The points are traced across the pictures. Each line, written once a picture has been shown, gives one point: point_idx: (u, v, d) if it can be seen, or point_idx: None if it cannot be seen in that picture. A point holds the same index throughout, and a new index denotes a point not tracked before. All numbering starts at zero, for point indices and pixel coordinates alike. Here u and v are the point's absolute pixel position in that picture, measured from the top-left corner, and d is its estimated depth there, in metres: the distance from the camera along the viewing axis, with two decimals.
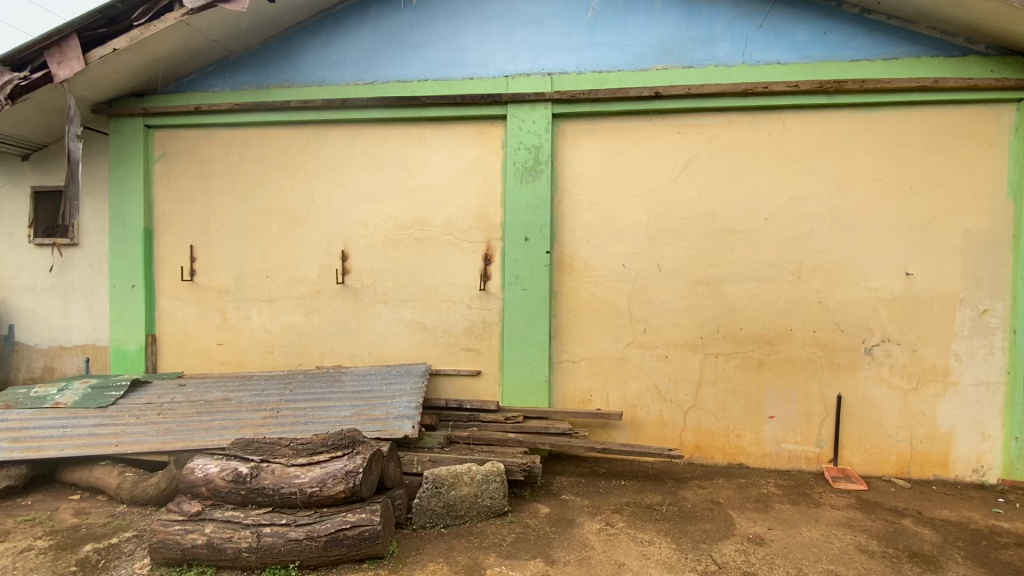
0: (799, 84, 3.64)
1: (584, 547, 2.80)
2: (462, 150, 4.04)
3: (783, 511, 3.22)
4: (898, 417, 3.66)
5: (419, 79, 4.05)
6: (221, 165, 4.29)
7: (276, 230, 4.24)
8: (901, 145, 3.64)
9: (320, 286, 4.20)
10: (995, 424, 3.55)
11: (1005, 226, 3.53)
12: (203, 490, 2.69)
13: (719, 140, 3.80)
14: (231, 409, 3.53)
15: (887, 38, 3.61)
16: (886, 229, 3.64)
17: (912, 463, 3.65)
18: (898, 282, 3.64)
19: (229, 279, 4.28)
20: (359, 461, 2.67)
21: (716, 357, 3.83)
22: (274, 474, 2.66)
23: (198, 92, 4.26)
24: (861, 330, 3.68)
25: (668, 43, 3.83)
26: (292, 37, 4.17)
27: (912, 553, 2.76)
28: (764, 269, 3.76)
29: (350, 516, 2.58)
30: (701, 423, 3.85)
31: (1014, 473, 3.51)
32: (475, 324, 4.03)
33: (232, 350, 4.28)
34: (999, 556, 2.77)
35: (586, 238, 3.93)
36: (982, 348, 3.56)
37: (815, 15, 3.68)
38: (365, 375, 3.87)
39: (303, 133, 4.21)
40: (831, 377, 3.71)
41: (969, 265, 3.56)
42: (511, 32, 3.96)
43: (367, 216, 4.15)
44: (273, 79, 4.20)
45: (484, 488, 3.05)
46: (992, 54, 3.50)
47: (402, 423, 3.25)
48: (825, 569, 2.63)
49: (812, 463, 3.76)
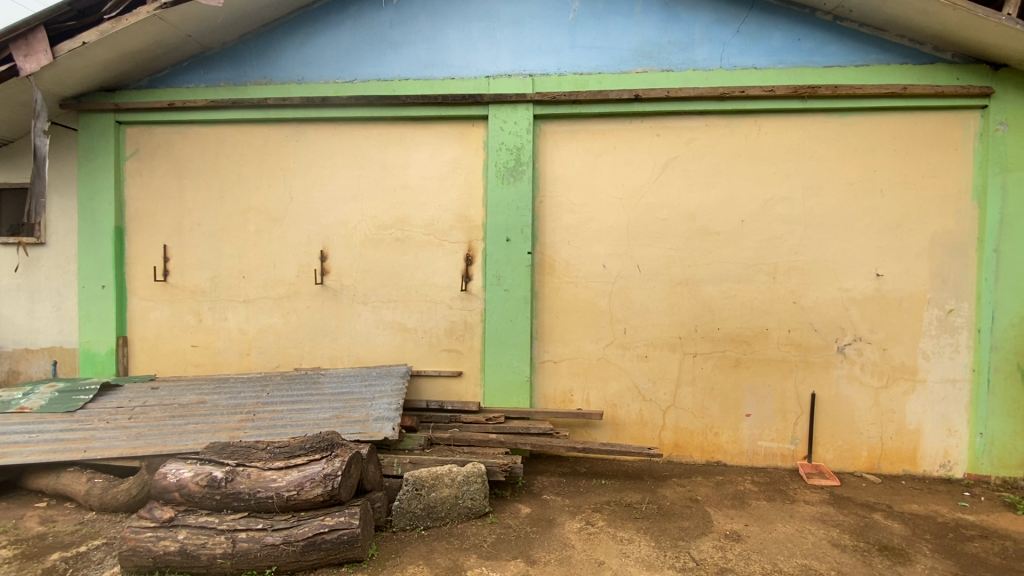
0: (775, 89, 3.72)
1: (565, 546, 2.81)
2: (443, 150, 4.03)
3: (759, 507, 3.28)
4: (869, 415, 3.76)
5: (399, 79, 4.02)
6: (196, 163, 4.20)
7: (253, 230, 4.17)
8: (872, 149, 3.74)
9: (299, 286, 4.14)
10: (961, 420, 3.67)
11: (970, 229, 3.65)
12: (175, 495, 2.62)
13: (697, 142, 3.86)
14: (205, 413, 3.45)
15: (858, 45, 3.71)
16: (857, 231, 3.74)
17: (883, 459, 3.75)
18: (869, 284, 3.74)
19: (204, 279, 4.20)
20: (338, 463, 2.64)
21: (694, 357, 3.88)
22: (250, 478, 2.61)
23: (172, 88, 4.17)
24: (834, 329, 3.77)
25: (648, 46, 3.87)
26: (269, 34, 4.11)
27: (882, 547, 2.84)
28: (741, 270, 3.83)
29: (328, 520, 2.55)
30: (680, 422, 3.90)
31: (978, 467, 3.63)
32: (457, 325, 4.02)
33: (207, 352, 4.20)
34: (965, 548, 2.86)
35: (567, 239, 3.95)
36: (948, 347, 3.68)
37: (790, 21, 3.76)
38: (345, 376, 3.83)
39: (281, 131, 4.14)
40: (806, 376, 3.80)
41: (936, 266, 3.68)
42: (492, 32, 3.96)
43: (346, 215, 4.10)
44: (250, 76, 4.13)
45: (465, 489, 3.04)
46: (958, 62, 3.62)
47: (382, 425, 3.23)
48: (799, 563, 2.69)
49: (787, 460, 3.84)
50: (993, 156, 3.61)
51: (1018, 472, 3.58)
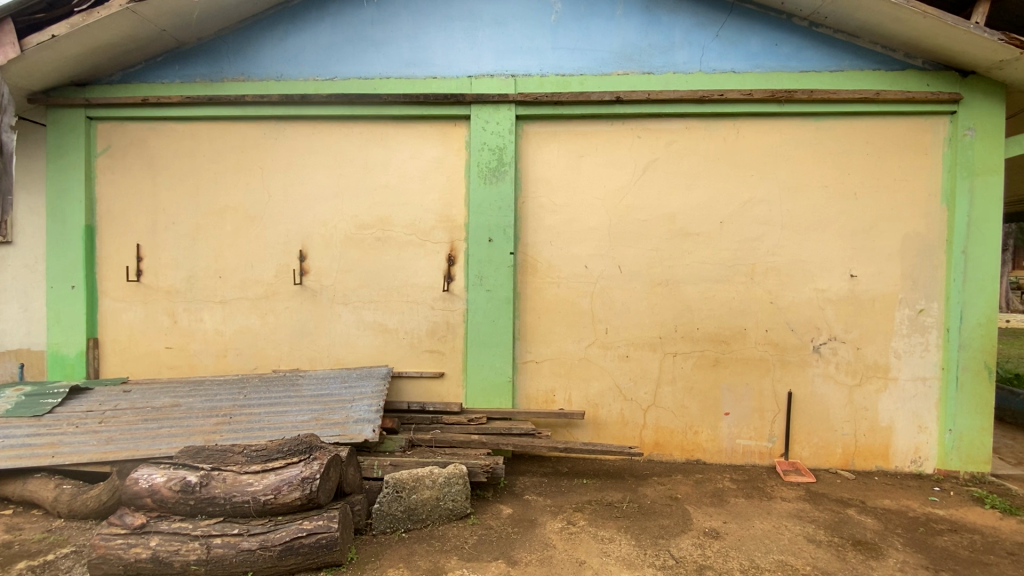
0: (752, 93, 3.78)
1: (546, 546, 2.82)
2: (425, 150, 4.00)
3: (737, 504, 3.33)
4: (844, 412, 3.84)
5: (381, 77, 3.97)
6: (170, 161, 4.11)
7: (230, 230, 4.09)
8: (847, 153, 3.82)
9: (277, 287, 4.07)
10: (931, 417, 3.77)
11: (939, 231, 3.76)
12: (148, 501, 2.56)
13: (677, 145, 3.90)
14: (180, 416, 3.37)
15: (833, 51, 3.79)
16: (832, 233, 3.82)
17: (857, 456, 3.84)
18: (843, 284, 3.82)
19: (179, 279, 4.10)
20: (316, 466, 2.60)
21: (674, 356, 3.92)
22: (225, 482, 2.56)
23: (146, 84, 4.07)
24: (810, 329, 3.85)
25: (629, 48, 3.90)
26: (247, 30, 4.04)
27: (856, 541, 2.91)
28: (720, 270, 3.89)
29: (306, 524, 2.51)
30: (661, 421, 3.94)
31: (948, 462, 3.74)
32: (439, 326, 4.00)
33: (182, 354, 4.10)
34: (935, 541, 2.94)
35: (550, 239, 3.96)
36: (919, 346, 3.78)
37: (767, 26, 3.82)
38: (324, 378, 3.78)
39: (259, 129, 4.07)
40: (783, 374, 3.86)
41: (907, 267, 3.78)
42: (474, 32, 3.95)
43: (326, 215, 4.05)
44: (227, 73, 4.05)
45: (446, 491, 3.02)
46: (928, 68, 3.72)
47: (362, 427, 3.19)
48: (775, 559, 2.73)
49: (765, 458, 3.90)
50: (961, 161, 3.71)
51: (985, 467, 3.70)
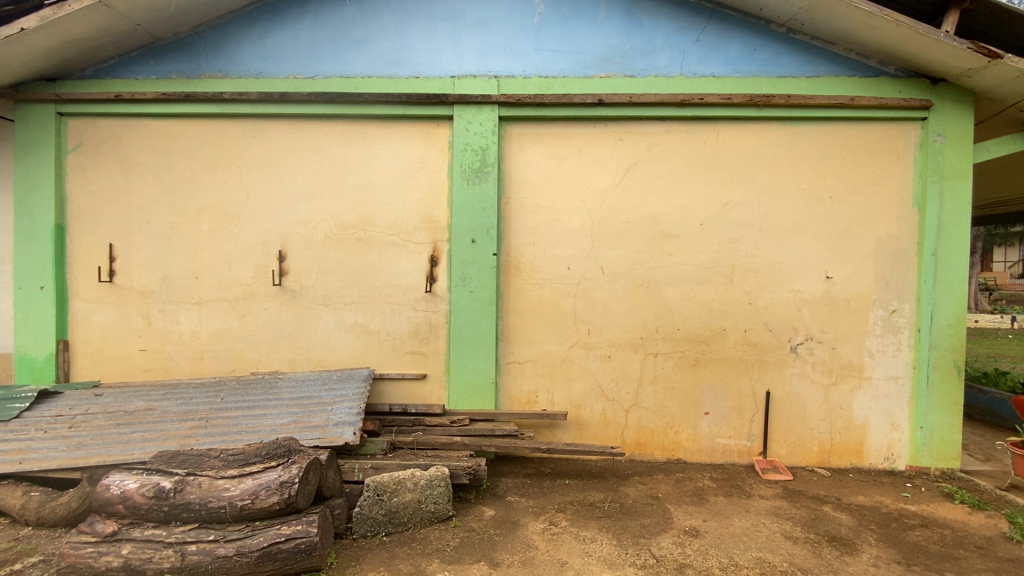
0: (732, 97, 3.84)
1: (527, 547, 2.82)
2: (407, 150, 3.98)
3: (716, 502, 3.37)
4: (820, 411, 3.92)
5: (362, 76, 3.93)
6: (145, 159, 4.01)
7: (206, 230, 4.01)
8: (823, 157, 3.90)
9: (256, 287, 4.01)
10: (903, 415, 3.87)
11: (911, 234, 3.86)
12: (119, 508, 2.50)
13: (658, 148, 3.94)
14: (154, 420, 3.29)
15: (810, 57, 3.87)
16: (809, 235, 3.90)
17: (832, 454, 3.92)
18: (819, 285, 3.90)
19: (154, 280, 4.01)
20: (295, 470, 2.56)
21: (656, 357, 3.96)
22: (201, 488, 2.51)
23: (120, 79, 3.97)
24: (787, 329, 3.92)
25: (612, 51, 3.93)
26: (225, 26, 3.96)
27: (831, 538, 2.97)
28: (700, 272, 3.94)
29: (284, 529, 2.47)
30: (642, 421, 3.97)
31: (919, 459, 3.84)
32: (421, 327, 3.98)
33: (156, 357, 4.01)
34: (907, 536, 3.02)
35: (533, 240, 3.97)
36: (891, 346, 3.88)
37: (746, 32, 3.89)
38: (304, 381, 3.72)
39: (237, 127, 4.00)
40: (761, 374, 3.93)
41: (880, 269, 3.88)
42: (457, 33, 3.94)
43: (306, 215, 4.00)
44: (204, 69, 3.97)
45: (428, 494, 3.00)
46: (900, 76, 3.83)
47: (343, 430, 3.15)
48: (754, 556, 2.77)
49: (743, 457, 3.96)
50: (932, 165, 3.82)
51: (954, 463, 3.81)
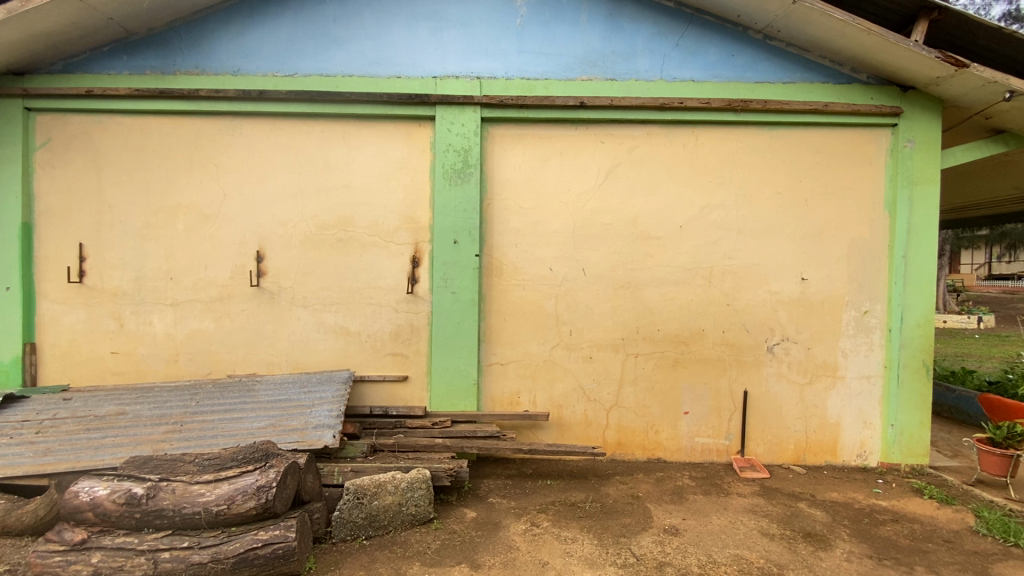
0: (710, 101, 3.90)
1: (509, 549, 2.82)
2: (389, 150, 3.95)
3: (695, 501, 3.42)
4: (796, 409, 4.00)
5: (343, 74, 3.89)
6: (118, 156, 3.91)
7: (181, 229, 3.92)
8: (798, 161, 3.99)
9: (233, 288, 3.93)
10: (875, 413, 3.98)
11: (882, 237, 3.98)
12: (89, 515, 2.43)
13: (639, 151, 3.98)
14: (126, 425, 3.21)
15: (785, 63, 3.95)
16: (785, 237, 3.99)
17: (807, 451, 4.01)
18: (795, 286, 3.99)
19: (126, 281, 3.91)
20: (272, 474, 2.52)
21: (636, 357, 4.00)
22: (174, 493, 2.45)
23: (91, 75, 3.86)
24: (764, 330, 4.00)
25: (593, 55, 3.96)
26: (202, 22, 3.89)
27: (806, 534, 3.03)
28: (680, 273, 3.99)
29: (261, 534, 2.43)
30: (623, 421, 4.00)
31: (890, 456, 3.95)
32: (402, 329, 3.95)
33: (129, 360, 3.91)
34: (879, 531, 3.10)
35: (515, 242, 3.97)
36: (864, 345, 3.98)
37: (724, 37, 3.95)
38: (283, 383, 3.67)
39: (214, 124, 3.92)
40: (739, 374, 4.00)
41: (853, 271, 3.98)
42: (439, 33, 3.93)
43: (284, 215, 3.94)
44: (180, 65, 3.89)
45: (409, 496, 2.98)
46: (872, 83, 3.94)
47: (322, 433, 3.11)
48: (732, 553, 2.82)
49: (722, 455, 4.02)
50: (902, 170, 3.94)
51: (923, 459, 3.93)
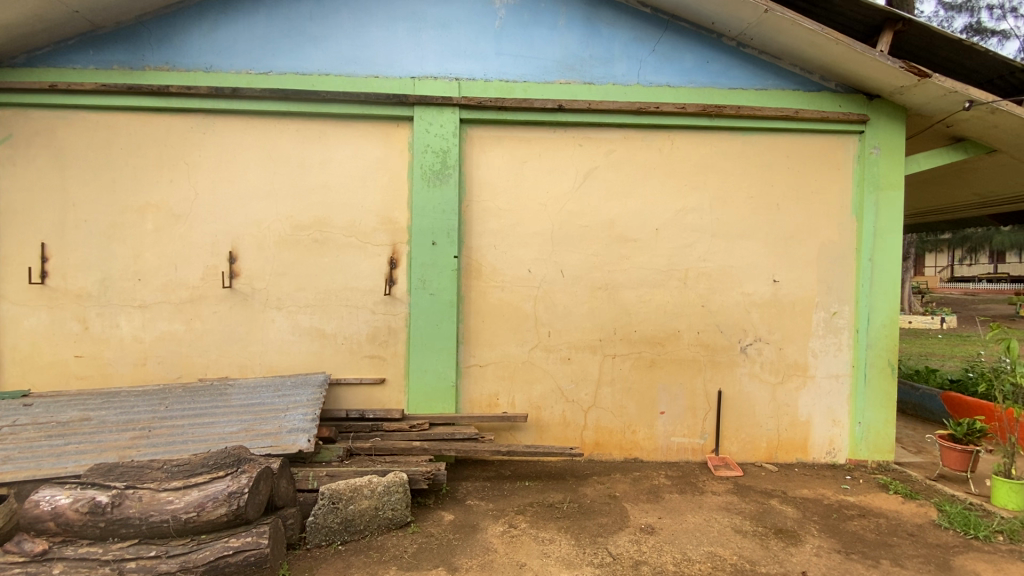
0: (685, 106, 3.97)
1: (486, 551, 2.82)
2: (366, 150, 3.91)
3: (671, 500, 3.47)
4: (769, 409, 4.09)
5: (319, 73, 3.84)
6: (83, 153, 3.78)
7: (151, 229, 3.82)
8: (770, 166, 4.09)
9: (204, 290, 3.84)
10: (844, 411, 4.10)
11: (849, 240, 4.10)
12: (50, 525, 2.35)
13: (616, 154, 4.03)
14: (91, 431, 3.10)
15: (758, 70, 4.05)
16: (758, 240, 4.08)
17: (779, 450, 4.11)
18: (767, 288, 4.08)
19: (91, 282, 3.78)
20: (244, 480, 2.47)
21: (614, 357, 4.04)
22: (141, 502, 2.38)
23: (55, 68, 3.73)
24: (737, 331, 4.08)
25: (571, 58, 3.99)
26: (173, 17, 3.80)
27: (777, 530, 3.10)
28: (656, 275, 4.05)
29: (233, 541, 2.38)
30: (600, 422, 4.04)
31: (858, 453, 4.07)
32: (380, 331, 3.91)
33: (94, 364, 3.78)
34: (847, 526, 3.19)
35: (493, 243, 3.98)
36: (833, 346, 4.10)
37: (699, 44, 4.03)
38: (256, 387, 3.60)
39: (185, 121, 3.83)
40: (713, 374, 4.07)
41: (823, 273, 4.09)
42: (417, 33, 3.91)
43: (258, 215, 3.87)
44: (149, 61, 3.78)
45: (385, 500, 2.95)
46: (840, 91, 4.06)
47: (296, 437, 3.05)
48: (706, 551, 2.87)
49: (697, 454, 4.09)
50: (868, 176, 4.07)
51: (889, 456, 4.06)
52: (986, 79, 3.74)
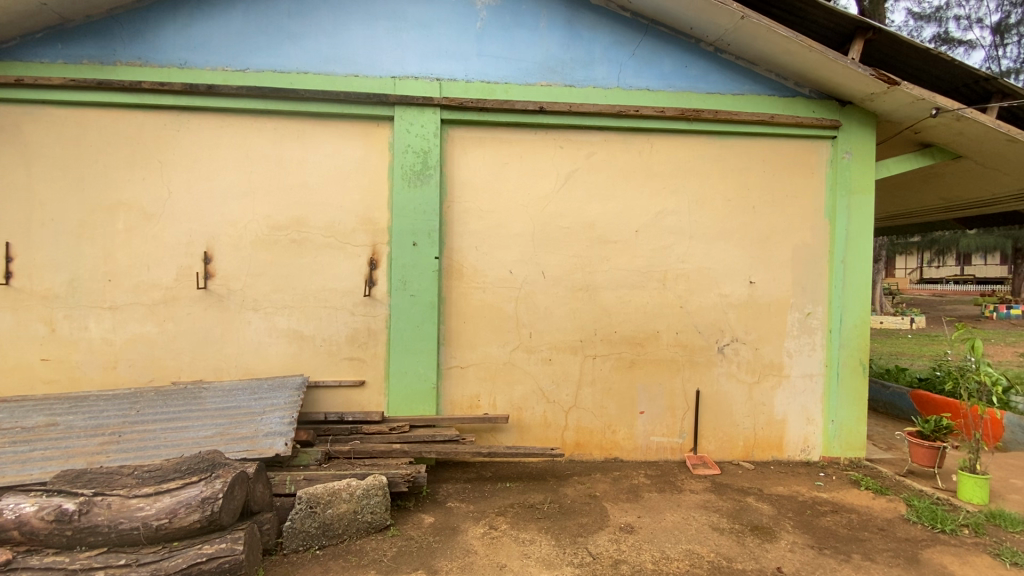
0: (664, 110, 4.03)
1: (467, 553, 2.81)
2: (346, 150, 3.87)
3: (650, 498, 3.51)
4: (745, 408, 4.17)
5: (298, 71, 3.79)
6: (50, 150, 3.66)
7: (122, 229, 3.72)
8: (746, 170, 4.16)
9: (177, 291, 3.76)
10: (817, 409, 4.19)
11: (823, 242, 4.20)
12: (15, 534, 2.28)
13: (597, 157, 4.06)
14: (57, 437, 3.01)
15: (735, 75, 4.13)
16: (734, 242, 4.15)
17: (756, 448, 4.18)
18: (743, 289, 4.16)
19: (59, 283, 3.67)
20: (218, 485, 2.41)
21: (594, 358, 4.06)
22: (110, 508, 2.32)
23: (21, 62, 3.61)
24: (715, 331, 4.15)
25: (552, 61, 4.01)
26: (145, 11, 3.70)
27: (754, 527, 3.16)
28: (636, 277, 4.09)
29: (206, 548, 2.32)
30: (581, 422, 4.06)
31: (831, 450, 4.17)
32: (359, 332, 3.87)
33: (61, 367, 3.66)
34: (820, 522, 3.27)
35: (475, 245, 3.97)
36: (807, 346, 4.19)
37: (678, 49, 4.09)
38: (231, 390, 3.53)
39: (158, 118, 3.74)
40: (692, 374, 4.13)
41: (797, 274, 4.19)
42: (398, 33, 3.88)
43: (235, 215, 3.79)
44: (121, 56, 3.69)
45: (364, 504, 2.92)
46: (814, 97, 4.16)
47: (273, 440, 3.01)
48: (684, 548, 2.91)
49: (675, 453, 4.14)
50: (840, 180, 4.18)
51: (860, 453, 4.18)
52: (952, 87, 3.87)
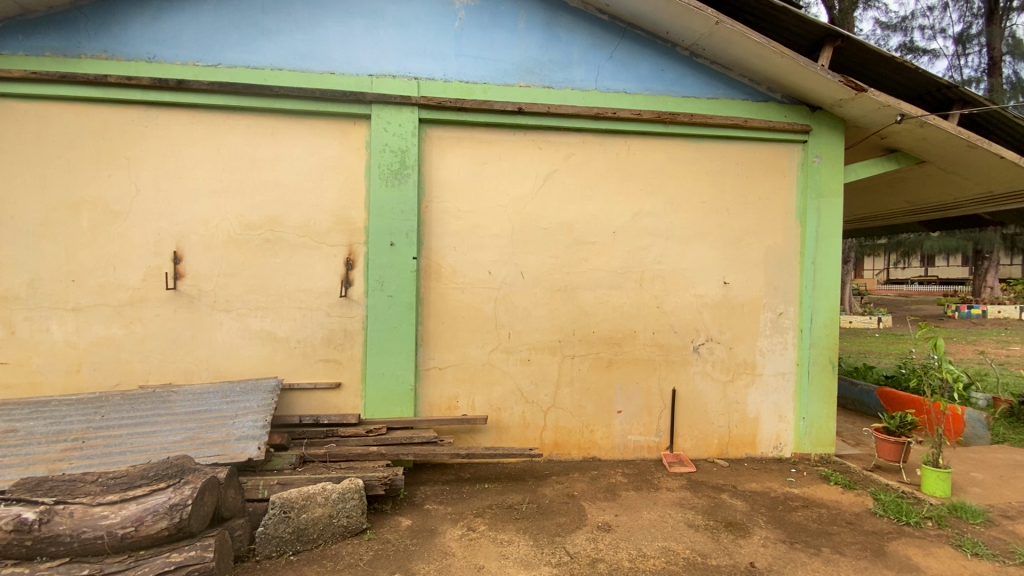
0: (641, 113, 4.07)
1: (444, 555, 2.80)
2: (321, 148, 3.81)
3: (627, 497, 3.54)
4: (719, 406, 4.24)
5: (272, 67, 3.72)
6: (9, 145, 3.52)
7: (86, 227, 3.59)
8: (721, 172, 4.24)
9: (146, 291, 3.65)
10: (789, 407, 4.30)
11: (794, 244, 4.31)
12: None
13: (575, 158, 4.09)
14: (16, 443, 2.89)
15: (709, 79, 4.20)
16: (709, 244, 4.23)
17: (730, 445, 4.26)
18: (718, 290, 4.24)
19: (18, 283, 3.52)
20: (188, 491, 2.35)
21: (572, 358, 4.09)
22: (72, 517, 2.24)
23: None
24: (690, 331, 4.21)
25: (530, 62, 4.02)
26: (112, 3, 3.59)
27: (728, 523, 3.22)
28: (614, 277, 4.13)
29: (174, 556, 2.26)
30: (559, 422, 4.08)
31: (802, 446, 4.28)
32: (335, 334, 3.81)
33: (21, 371, 3.52)
34: (791, 517, 3.35)
35: (453, 245, 3.95)
36: (779, 345, 4.29)
37: (654, 52, 4.14)
38: (202, 393, 3.44)
39: (126, 114, 3.63)
40: (668, 373, 4.19)
41: (770, 275, 4.28)
42: (375, 31, 3.84)
43: (206, 213, 3.70)
44: (85, 48, 3.56)
45: (340, 508, 2.88)
46: (786, 102, 4.26)
47: (245, 445, 2.95)
48: (660, 546, 2.95)
49: (652, 451, 4.19)
50: (811, 183, 4.28)
51: (829, 448, 4.30)
52: (916, 94, 4.01)
